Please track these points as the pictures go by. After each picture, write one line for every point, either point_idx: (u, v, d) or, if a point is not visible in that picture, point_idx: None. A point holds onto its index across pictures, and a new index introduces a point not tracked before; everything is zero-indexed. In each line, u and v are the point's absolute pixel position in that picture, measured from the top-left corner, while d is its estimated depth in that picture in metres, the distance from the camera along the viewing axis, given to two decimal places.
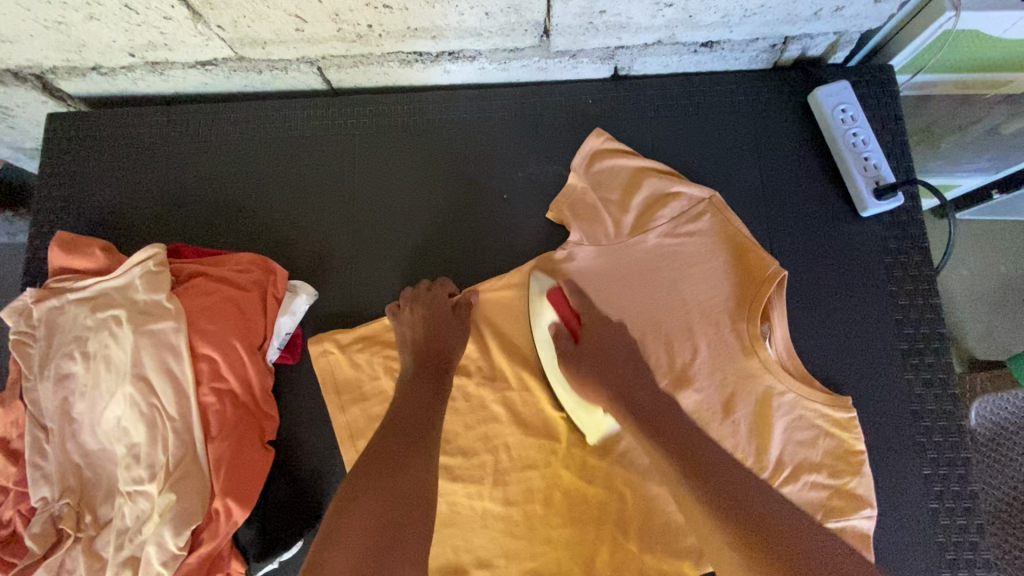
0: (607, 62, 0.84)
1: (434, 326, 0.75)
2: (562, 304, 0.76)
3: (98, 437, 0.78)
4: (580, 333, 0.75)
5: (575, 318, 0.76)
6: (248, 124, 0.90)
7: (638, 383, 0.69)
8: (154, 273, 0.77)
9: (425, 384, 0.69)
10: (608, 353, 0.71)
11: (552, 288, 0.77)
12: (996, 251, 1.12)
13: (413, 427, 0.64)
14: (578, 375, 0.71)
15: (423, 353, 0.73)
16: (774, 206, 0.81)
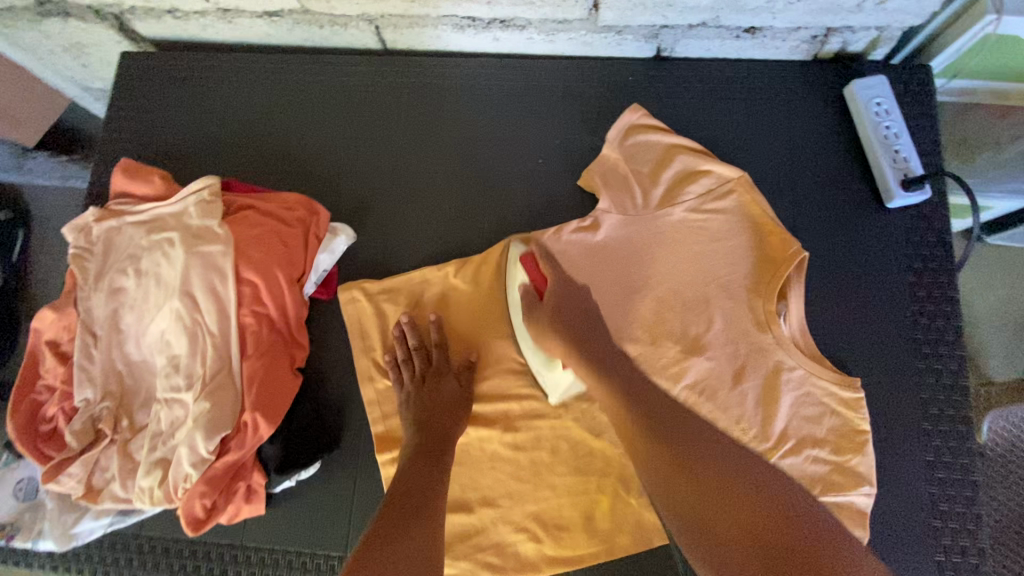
0: (651, 40, 0.88)
1: (433, 385, 0.77)
2: (534, 270, 0.84)
3: (141, 348, 0.83)
4: (545, 291, 0.82)
5: (542, 278, 0.83)
6: (305, 75, 0.95)
7: (595, 336, 0.78)
8: (208, 202, 0.83)
9: (418, 455, 0.71)
10: (576, 309, 0.79)
11: (524, 253, 0.84)
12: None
13: (414, 498, 0.65)
14: (541, 326, 0.79)
15: (421, 420, 0.74)
16: (800, 192, 0.84)
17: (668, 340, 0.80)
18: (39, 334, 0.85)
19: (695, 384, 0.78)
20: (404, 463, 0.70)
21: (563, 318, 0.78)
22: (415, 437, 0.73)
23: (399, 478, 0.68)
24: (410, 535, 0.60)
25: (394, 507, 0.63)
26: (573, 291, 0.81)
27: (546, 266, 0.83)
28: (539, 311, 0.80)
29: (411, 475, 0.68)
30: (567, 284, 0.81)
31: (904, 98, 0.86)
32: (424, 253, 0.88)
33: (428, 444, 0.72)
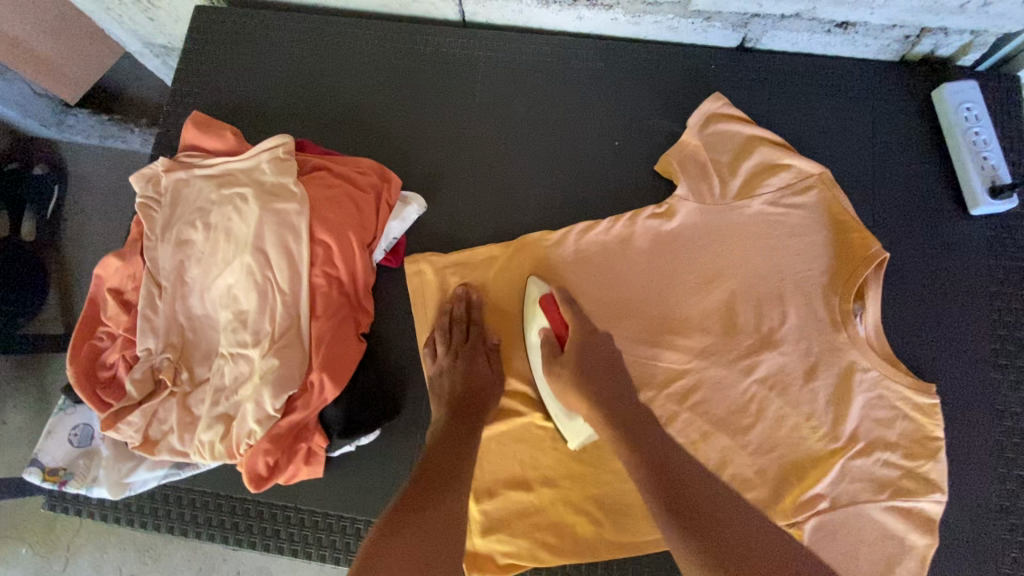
0: (739, 29, 0.86)
1: (467, 365, 0.76)
2: (555, 316, 0.76)
3: (205, 302, 0.82)
4: (566, 338, 0.74)
5: (565, 324, 0.75)
6: (380, 42, 0.94)
7: (598, 351, 0.73)
8: (283, 160, 0.82)
9: (454, 423, 0.71)
10: (597, 359, 0.72)
11: (544, 294, 0.77)
12: None
13: (443, 465, 0.66)
14: (561, 383, 0.71)
15: (456, 395, 0.73)
16: (881, 194, 0.83)
17: (741, 332, 0.79)
18: (102, 281, 0.84)
19: (766, 378, 0.77)
20: (439, 427, 0.72)
21: (586, 368, 0.71)
22: (453, 402, 0.73)
23: (434, 443, 0.69)
24: (437, 509, 0.63)
25: (421, 476, 0.65)
26: (594, 345, 0.73)
27: (568, 312, 0.75)
28: (559, 365, 0.72)
29: (443, 440, 0.70)
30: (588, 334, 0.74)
31: (992, 106, 0.85)
32: (492, 228, 0.87)
33: (464, 410, 0.73)
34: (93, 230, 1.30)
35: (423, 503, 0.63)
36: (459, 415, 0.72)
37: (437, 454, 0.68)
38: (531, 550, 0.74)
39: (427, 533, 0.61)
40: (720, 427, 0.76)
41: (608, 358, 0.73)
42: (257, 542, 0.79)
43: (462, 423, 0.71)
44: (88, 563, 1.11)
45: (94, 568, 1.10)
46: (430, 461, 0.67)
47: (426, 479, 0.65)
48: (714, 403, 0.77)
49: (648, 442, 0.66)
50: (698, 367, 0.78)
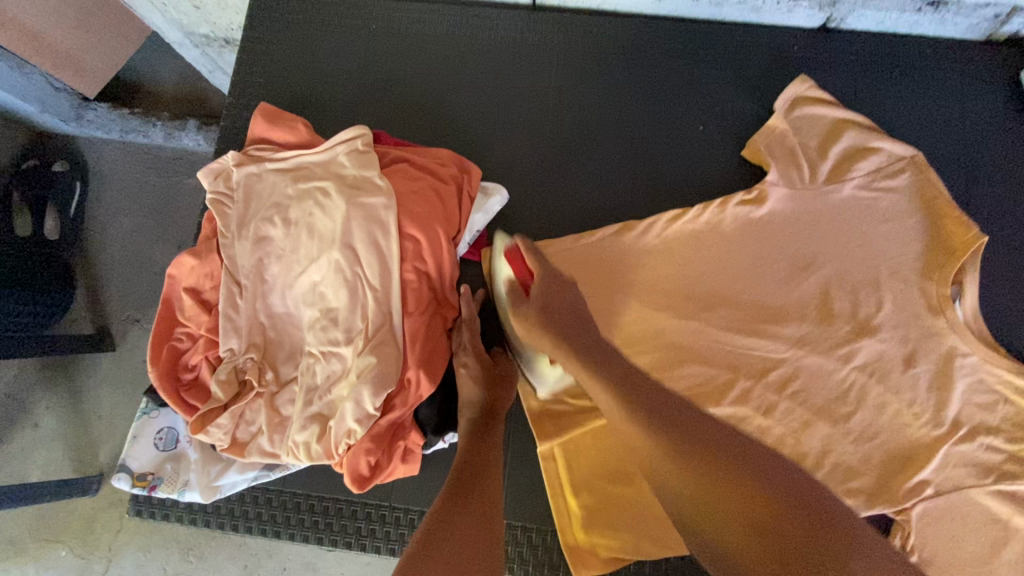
0: (824, 9, 0.84)
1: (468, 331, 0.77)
2: (518, 263, 0.76)
3: (286, 301, 0.80)
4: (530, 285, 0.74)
5: (529, 272, 0.75)
6: (450, 27, 0.91)
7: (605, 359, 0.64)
8: (363, 153, 0.80)
9: (476, 430, 0.70)
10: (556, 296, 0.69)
11: (508, 245, 0.77)
12: None
13: (472, 480, 0.64)
14: (526, 323, 0.69)
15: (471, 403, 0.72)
16: (975, 176, 0.81)
17: (838, 319, 0.78)
18: (178, 280, 0.82)
19: (865, 366, 0.76)
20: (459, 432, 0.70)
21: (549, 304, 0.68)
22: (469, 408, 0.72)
23: (461, 449, 0.68)
24: (466, 517, 0.59)
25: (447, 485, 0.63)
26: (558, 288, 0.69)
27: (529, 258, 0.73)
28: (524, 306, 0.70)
29: (468, 452, 0.67)
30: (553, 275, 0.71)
31: None
32: (576, 217, 0.84)
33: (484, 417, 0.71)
34: (118, 230, 1.27)
35: (456, 522, 0.58)
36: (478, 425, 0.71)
37: (462, 465, 0.65)
38: (636, 543, 0.74)
39: (466, 546, 0.56)
40: (818, 416, 0.75)
41: (621, 358, 0.64)
42: (353, 542, 0.78)
43: (479, 431, 0.70)
44: (132, 562, 1.09)
45: (136, 565, 1.09)
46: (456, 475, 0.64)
47: (457, 491, 0.62)
48: (812, 392, 0.76)
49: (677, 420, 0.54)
50: (796, 356, 0.77)
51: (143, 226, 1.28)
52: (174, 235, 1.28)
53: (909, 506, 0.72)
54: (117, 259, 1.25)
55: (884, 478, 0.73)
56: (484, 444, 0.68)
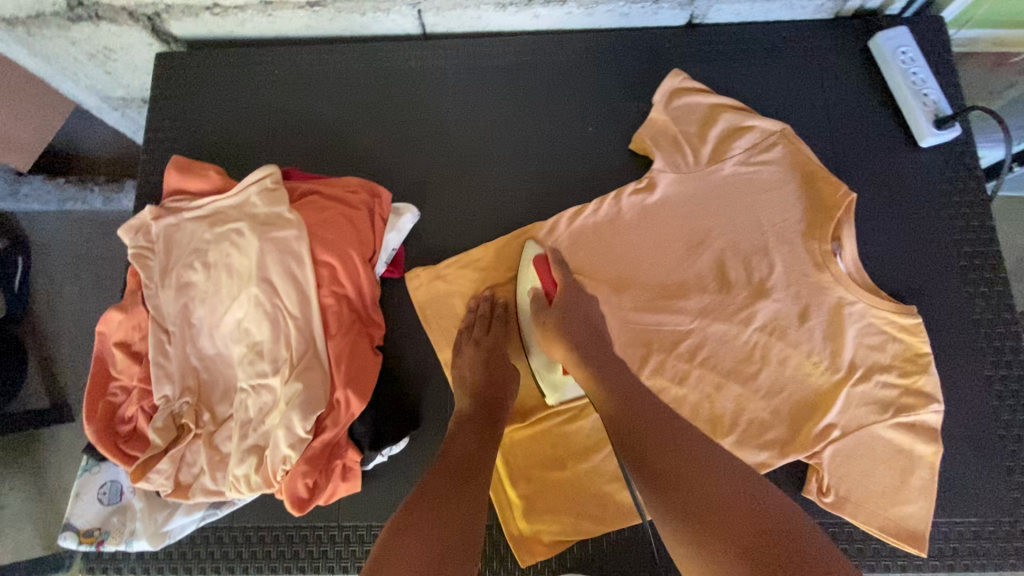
0: (685, 8, 0.92)
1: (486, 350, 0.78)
2: (544, 271, 0.79)
3: (215, 341, 0.83)
4: (555, 296, 0.77)
5: (554, 283, 0.78)
6: (349, 63, 0.97)
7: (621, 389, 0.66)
8: (272, 190, 0.84)
9: (475, 428, 0.70)
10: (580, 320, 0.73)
11: (537, 254, 0.81)
12: None
13: (467, 470, 0.65)
14: (546, 329, 0.73)
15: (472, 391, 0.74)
16: (841, 140, 0.88)
17: (734, 286, 0.84)
18: (107, 336, 0.84)
19: (765, 326, 0.82)
20: (458, 427, 0.71)
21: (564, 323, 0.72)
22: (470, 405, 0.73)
23: (458, 443, 0.68)
24: (464, 510, 0.60)
25: (440, 474, 0.63)
26: (579, 304, 0.74)
27: (556, 271, 0.77)
28: (545, 313, 0.74)
29: (463, 444, 0.68)
30: (575, 291, 0.76)
31: (927, 45, 0.91)
32: (486, 225, 0.89)
33: (487, 418, 0.72)
34: (65, 298, 1.27)
35: (444, 505, 0.60)
36: (477, 419, 0.72)
37: (454, 454, 0.66)
38: (575, 523, 0.77)
39: (450, 533, 0.57)
40: (728, 378, 0.81)
41: (649, 404, 0.64)
42: (307, 567, 0.79)
43: (478, 426, 0.71)
44: None
45: None
46: (447, 461, 0.65)
47: (448, 478, 0.63)
48: (719, 357, 0.82)
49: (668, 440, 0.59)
50: (701, 326, 0.83)
51: (85, 285, 1.29)
52: (116, 288, 1.29)
53: (819, 449, 0.77)
54: (69, 328, 1.26)
55: (794, 426, 0.78)
56: (480, 440, 0.69)
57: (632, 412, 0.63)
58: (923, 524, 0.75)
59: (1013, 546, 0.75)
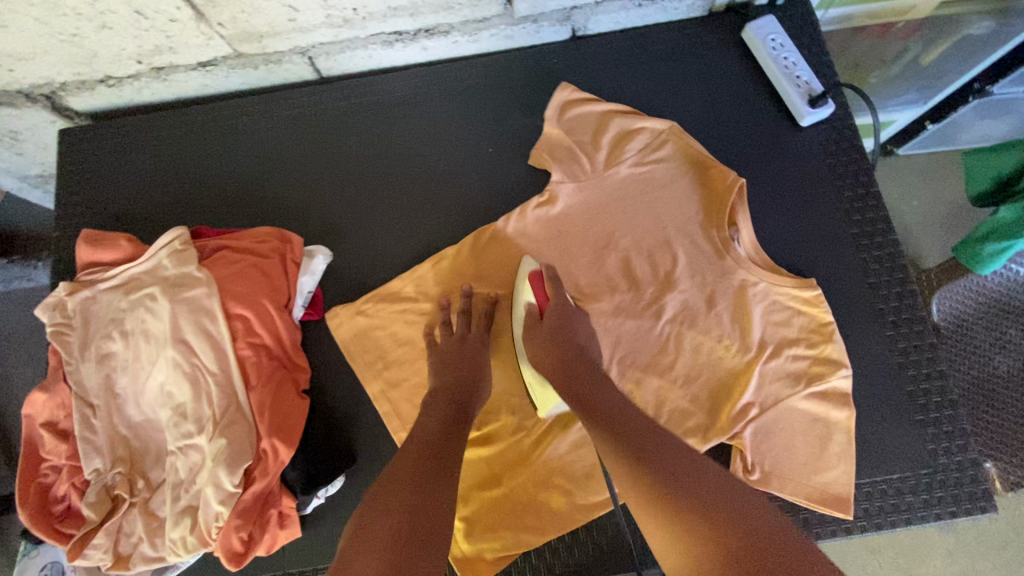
0: (565, 23, 0.96)
1: (473, 349, 0.80)
2: (539, 290, 0.81)
3: (142, 408, 0.83)
4: (546, 309, 0.80)
5: (548, 300, 0.81)
6: (251, 116, 0.99)
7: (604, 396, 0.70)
8: (181, 251, 0.85)
9: (455, 414, 0.72)
10: (562, 331, 0.76)
11: (534, 271, 0.83)
12: (926, 181, 1.57)
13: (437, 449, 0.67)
14: (537, 348, 0.77)
15: (453, 381, 0.75)
16: (728, 129, 0.92)
17: (642, 283, 0.87)
18: (33, 418, 0.84)
19: (675, 317, 0.85)
20: (430, 406, 0.73)
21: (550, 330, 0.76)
22: (445, 386, 0.75)
23: (432, 427, 0.70)
24: (442, 488, 0.62)
25: (419, 458, 0.66)
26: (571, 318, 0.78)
27: (550, 287, 0.80)
28: (537, 332, 0.78)
29: (435, 428, 0.71)
30: (566, 306, 0.79)
31: (797, 29, 0.95)
32: (399, 257, 0.91)
33: (459, 403, 0.74)
34: None
35: (425, 489, 0.61)
36: (443, 401, 0.73)
37: (425, 439, 0.69)
38: (514, 538, 0.78)
39: (427, 507, 0.59)
40: (646, 372, 0.84)
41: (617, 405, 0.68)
42: None
43: (452, 410, 0.73)
44: None
45: None
46: (420, 445, 0.68)
47: (421, 463, 0.65)
48: (635, 353, 0.85)
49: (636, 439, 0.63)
50: (616, 325, 0.86)
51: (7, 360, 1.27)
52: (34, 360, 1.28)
53: (740, 430, 0.79)
54: None
55: (714, 410, 0.81)
56: (448, 420, 0.71)
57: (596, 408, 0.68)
58: (847, 487, 0.77)
59: (935, 497, 0.77)
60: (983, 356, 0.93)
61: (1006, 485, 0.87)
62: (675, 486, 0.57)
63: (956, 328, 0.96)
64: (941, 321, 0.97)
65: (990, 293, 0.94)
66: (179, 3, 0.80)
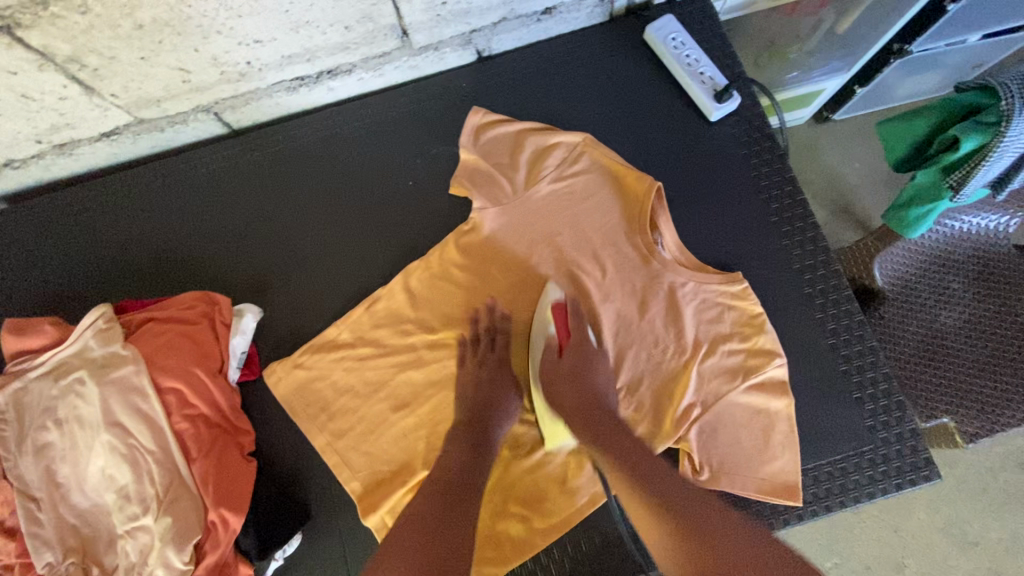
0: (468, 47, 0.95)
1: (491, 375, 0.82)
2: (562, 319, 0.82)
3: (87, 494, 0.80)
4: (567, 345, 0.81)
5: (569, 335, 0.81)
6: (166, 180, 0.97)
7: (626, 456, 0.73)
8: (106, 329, 0.82)
9: (472, 447, 0.77)
10: (583, 373, 0.78)
11: (558, 300, 0.83)
12: (864, 142, 1.60)
13: (459, 488, 0.73)
14: (560, 403, 0.77)
15: (469, 417, 0.79)
16: (640, 133, 0.93)
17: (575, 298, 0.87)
18: None
19: (610, 328, 0.85)
20: (453, 443, 0.78)
21: (570, 402, 0.77)
22: (466, 418, 0.79)
23: (459, 465, 0.75)
24: (456, 527, 0.69)
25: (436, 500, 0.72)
26: (591, 364, 0.79)
27: (574, 325, 0.81)
28: (557, 364, 0.79)
29: (459, 465, 0.76)
30: (583, 351, 0.80)
31: (697, 25, 0.96)
32: (332, 303, 0.91)
33: (480, 442, 0.77)
34: None
35: (442, 520, 0.69)
36: (468, 437, 0.78)
37: (449, 477, 0.74)
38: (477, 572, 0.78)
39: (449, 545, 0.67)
40: None
41: (627, 443, 0.75)
42: None
43: (474, 449, 0.77)
44: None
45: None
46: (443, 485, 0.74)
47: (442, 500, 0.72)
48: None
49: (647, 475, 0.71)
50: None
51: None
52: None
53: (684, 433, 0.80)
54: None
55: (658, 416, 0.82)
56: (468, 455, 0.76)
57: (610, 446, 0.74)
58: (794, 474, 0.79)
59: (879, 471, 0.79)
60: (923, 315, 0.98)
61: (966, 438, 0.90)
62: (690, 527, 0.65)
63: (901, 289, 1.00)
64: (885, 285, 1.01)
65: (930, 250, 0.97)
66: (65, 81, 0.78)
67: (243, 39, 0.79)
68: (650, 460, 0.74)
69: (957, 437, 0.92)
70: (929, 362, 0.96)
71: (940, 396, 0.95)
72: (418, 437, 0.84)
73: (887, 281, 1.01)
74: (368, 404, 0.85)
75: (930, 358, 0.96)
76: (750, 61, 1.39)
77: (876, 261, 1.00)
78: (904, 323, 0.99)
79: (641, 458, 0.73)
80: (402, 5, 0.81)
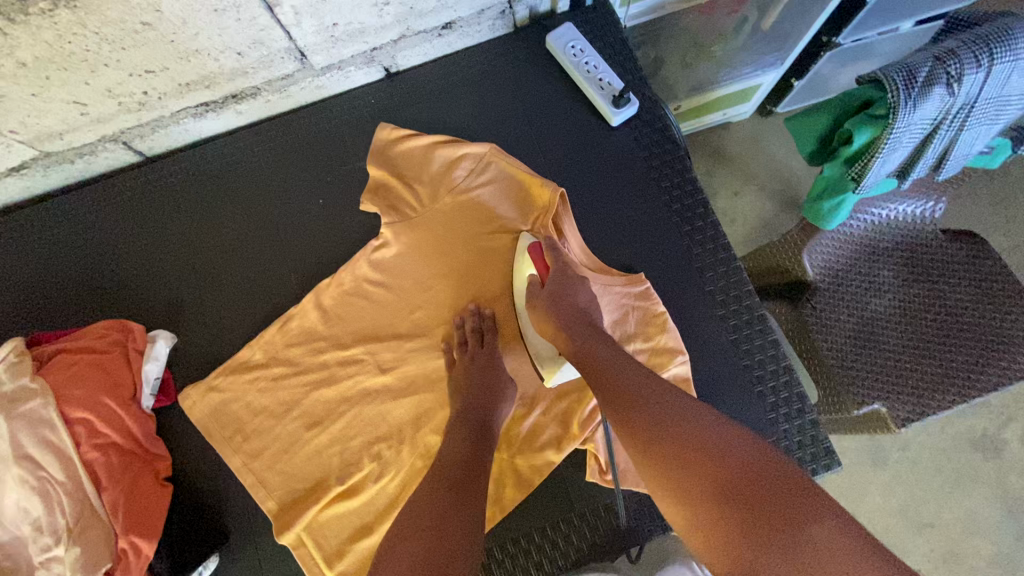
0: (372, 64, 0.97)
1: (480, 365, 0.80)
2: (539, 258, 0.81)
3: (5, 527, 0.75)
4: (547, 277, 0.79)
5: (547, 267, 0.80)
6: (81, 209, 0.98)
7: (628, 379, 0.64)
8: (16, 363, 0.80)
9: (475, 434, 0.73)
10: (570, 294, 0.75)
11: (531, 244, 0.83)
12: None
13: (463, 469, 0.68)
14: (537, 311, 0.76)
15: (468, 402, 0.76)
16: (545, 141, 0.94)
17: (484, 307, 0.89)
18: None
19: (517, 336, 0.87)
20: (453, 429, 0.74)
21: (558, 317, 0.73)
22: (461, 407, 0.76)
23: (464, 446, 0.71)
24: (465, 509, 0.62)
25: (446, 485, 0.66)
26: (569, 282, 0.76)
27: (548, 253, 0.80)
28: (536, 296, 0.77)
29: (466, 447, 0.71)
30: (562, 272, 0.77)
31: (596, 33, 0.98)
32: (247, 325, 0.92)
33: (479, 427, 0.74)
34: None
35: (453, 502, 0.63)
36: (468, 424, 0.74)
37: (449, 458, 0.70)
38: None
39: (458, 527, 0.60)
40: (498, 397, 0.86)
41: (611, 350, 0.68)
42: None
43: (476, 433, 0.73)
44: None
45: None
46: (442, 466, 0.69)
47: (445, 481, 0.66)
48: None
49: (645, 404, 0.61)
50: None
51: None
52: None
53: (590, 434, 0.81)
54: None
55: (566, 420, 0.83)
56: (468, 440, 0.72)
57: (599, 365, 0.67)
58: None
59: None
60: (857, 305, 0.97)
61: (897, 423, 0.87)
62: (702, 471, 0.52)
63: (832, 280, 1.00)
64: (816, 278, 1.01)
65: (858, 240, 0.97)
66: None
67: (134, 70, 0.81)
68: (655, 393, 0.62)
69: (888, 423, 0.89)
70: (865, 351, 0.94)
71: (882, 384, 0.91)
72: (333, 452, 0.85)
73: (815, 274, 1.00)
74: (282, 423, 0.86)
75: (866, 348, 0.94)
76: (677, 61, 1.43)
77: (804, 252, 0.98)
78: (837, 316, 0.99)
79: (648, 387, 0.62)
80: (292, 29, 0.82)
